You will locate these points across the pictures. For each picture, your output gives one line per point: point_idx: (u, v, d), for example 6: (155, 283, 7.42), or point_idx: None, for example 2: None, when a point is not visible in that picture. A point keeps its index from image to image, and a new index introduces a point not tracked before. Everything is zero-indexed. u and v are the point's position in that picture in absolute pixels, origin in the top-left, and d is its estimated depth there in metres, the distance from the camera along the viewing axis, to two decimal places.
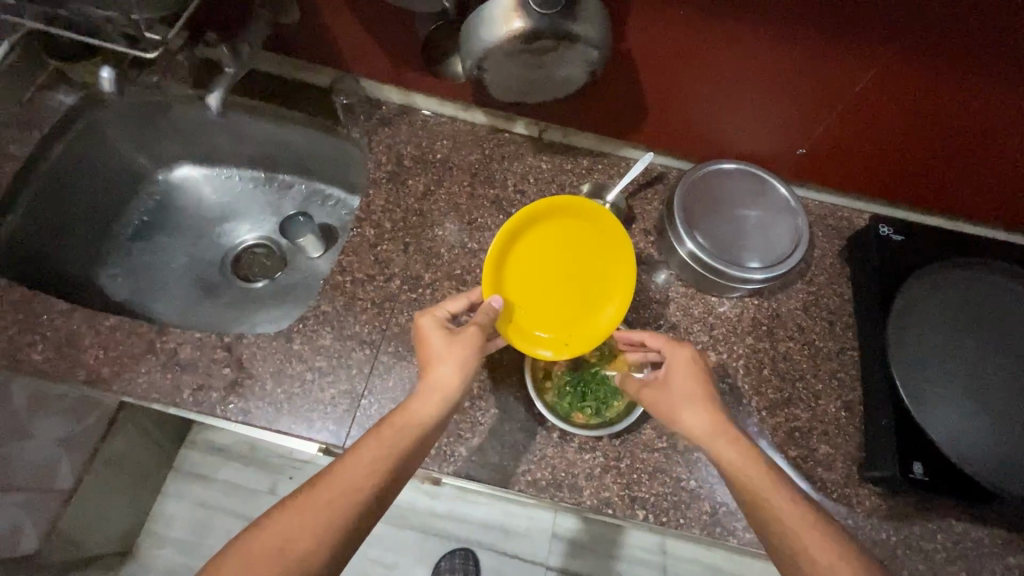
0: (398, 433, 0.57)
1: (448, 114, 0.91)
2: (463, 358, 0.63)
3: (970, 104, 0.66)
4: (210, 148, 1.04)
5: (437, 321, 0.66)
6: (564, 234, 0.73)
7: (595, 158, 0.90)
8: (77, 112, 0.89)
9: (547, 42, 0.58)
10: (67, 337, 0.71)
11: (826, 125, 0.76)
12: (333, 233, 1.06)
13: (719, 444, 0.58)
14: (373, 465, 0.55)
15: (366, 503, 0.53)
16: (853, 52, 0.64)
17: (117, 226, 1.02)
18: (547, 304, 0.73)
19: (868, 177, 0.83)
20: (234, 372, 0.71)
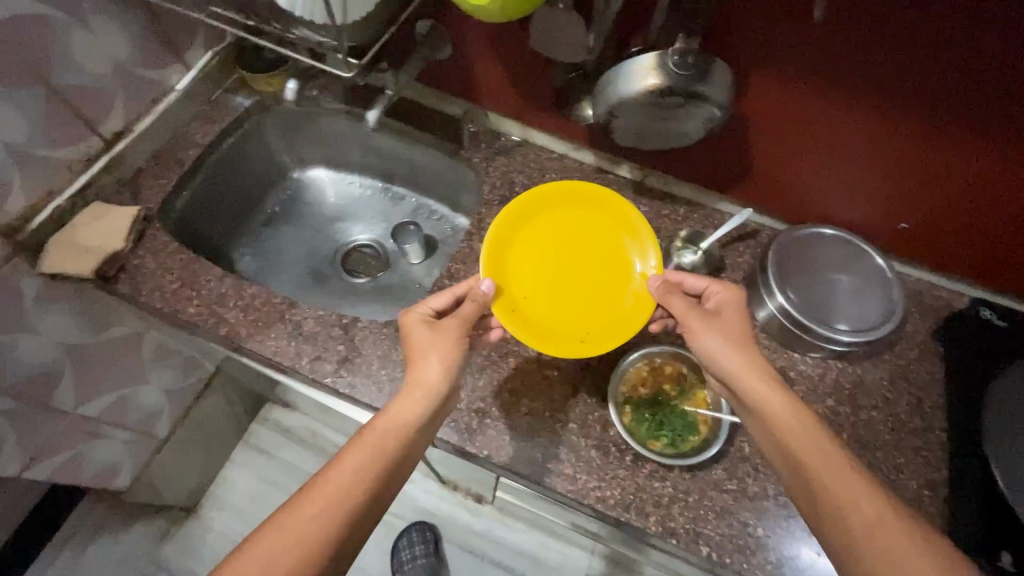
0: (377, 443, 0.64)
1: (559, 151, 1.00)
2: (445, 348, 0.70)
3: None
4: (344, 156, 1.19)
5: (420, 317, 0.73)
6: (540, 233, 0.80)
7: (691, 208, 0.95)
8: (248, 114, 1.05)
9: (677, 99, 0.65)
10: (216, 297, 0.83)
11: (938, 204, 0.77)
12: (433, 244, 1.17)
13: (759, 382, 0.66)
14: (362, 475, 0.62)
15: (357, 510, 0.60)
16: (967, 137, 0.67)
17: (254, 212, 1.17)
18: (542, 297, 0.78)
19: (978, 260, 0.82)
20: (347, 349, 0.80)
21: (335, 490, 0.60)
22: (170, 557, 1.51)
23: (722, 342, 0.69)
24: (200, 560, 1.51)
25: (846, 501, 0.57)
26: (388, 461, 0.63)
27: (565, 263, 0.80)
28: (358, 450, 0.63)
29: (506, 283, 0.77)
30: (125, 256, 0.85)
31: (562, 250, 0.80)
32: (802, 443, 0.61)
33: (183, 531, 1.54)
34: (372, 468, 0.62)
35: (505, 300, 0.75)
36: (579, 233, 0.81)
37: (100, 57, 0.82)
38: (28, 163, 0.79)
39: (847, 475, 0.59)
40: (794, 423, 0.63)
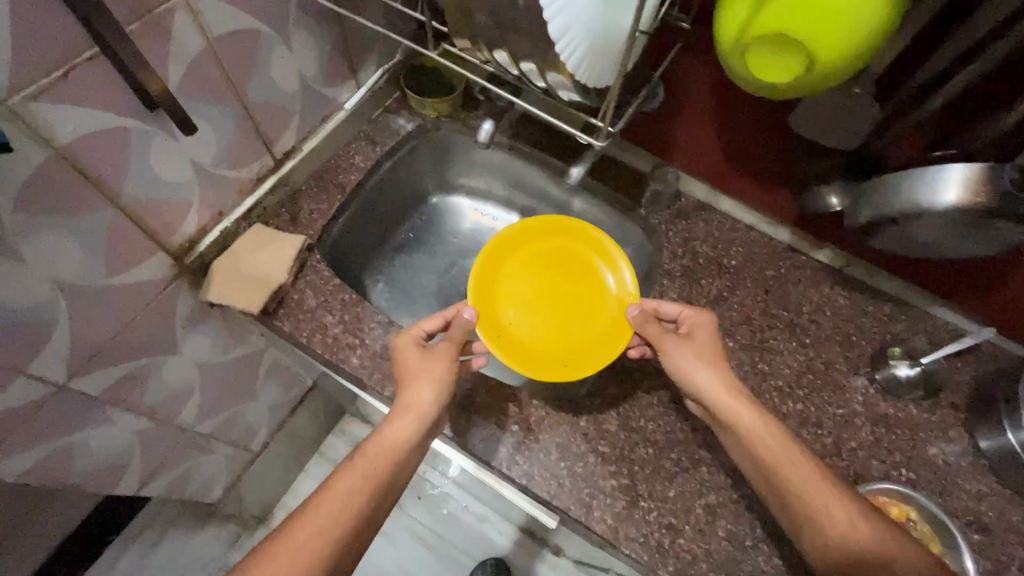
0: (366, 463, 0.65)
1: (749, 223, 0.89)
2: (439, 375, 0.70)
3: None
4: (493, 187, 1.12)
5: (413, 339, 0.72)
6: (520, 264, 0.89)
7: (897, 307, 0.84)
8: (411, 137, 0.97)
9: (1005, 222, 0.54)
10: (381, 349, 0.76)
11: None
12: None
13: (731, 401, 0.65)
14: (360, 493, 0.63)
15: (355, 529, 0.62)
16: None
17: (390, 235, 1.09)
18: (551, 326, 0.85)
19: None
20: (523, 431, 0.72)
21: (331, 514, 0.61)
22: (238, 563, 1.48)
23: (704, 365, 0.68)
24: None
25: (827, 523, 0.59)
26: (382, 477, 0.65)
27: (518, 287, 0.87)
28: (353, 468, 0.64)
29: (491, 314, 0.83)
30: (286, 289, 0.79)
31: (554, 287, 0.88)
32: (785, 468, 0.61)
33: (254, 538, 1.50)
34: (369, 484, 0.64)
35: (493, 327, 0.81)
36: (562, 260, 0.89)
37: (290, 74, 0.76)
38: (209, 184, 0.73)
39: (830, 499, 0.60)
40: (778, 449, 0.62)
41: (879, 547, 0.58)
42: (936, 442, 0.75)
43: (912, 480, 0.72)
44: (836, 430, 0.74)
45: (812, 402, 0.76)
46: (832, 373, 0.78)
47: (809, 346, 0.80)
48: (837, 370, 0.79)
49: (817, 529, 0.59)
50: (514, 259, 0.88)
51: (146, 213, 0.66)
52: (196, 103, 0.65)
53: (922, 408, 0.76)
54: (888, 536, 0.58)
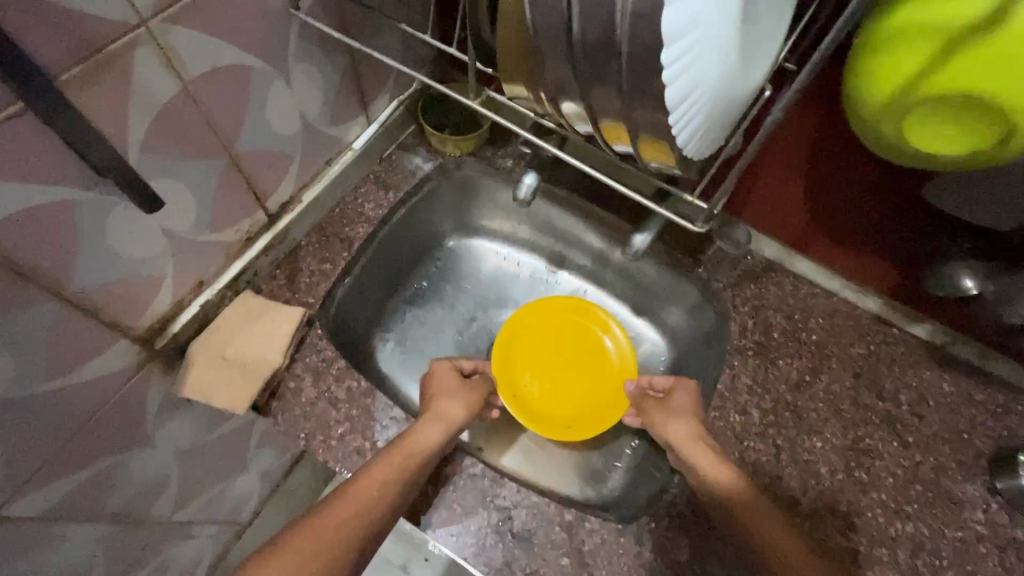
0: (386, 470, 0.59)
1: (831, 288, 0.75)
2: (472, 395, 0.72)
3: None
4: (519, 230, 0.97)
5: (449, 367, 0.76)
6: (523, 346, 0.88)
7: (1014, 395, 0.70)
8: (427, 178, 0.80)
9: None
10: (398, 461, 0.61)
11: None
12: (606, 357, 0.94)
13: (697, 454, 0.63)
14: (362, 502, 0.57)
15: (361, 543, 0.55)
16: None
17: (401, 286, 0.94)
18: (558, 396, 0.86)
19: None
20: (574, 565, 0.61)
21: (342, 516, 0.56)
22: None
23: (678, 419, 0.68)
24: None
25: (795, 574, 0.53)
26: (410, 479, 0.59)
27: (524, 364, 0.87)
28: (383, 466, 0.59)
29: (505, 380, 0.85)
30: (282, 374, 0.65)
31: (556, 362, 0.88)
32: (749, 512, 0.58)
33: None
34: (386, 496, 0.58)
35: (509, 387, 0.84)
36: (561, 335, 0.89)
37: (289, 116, 0.62)
38: (186, 253, 0.59)
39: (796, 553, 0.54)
40: (744, 494, 0.59)
41: None
42: None
43: None
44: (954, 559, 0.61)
45: (923, 521, 0.63)
46: (943, 484, 0.65)
47: (912, 447, 0.66)
48: (949, 478, 0.65)
49: None
50: (517, 343, 0.87)
51: (105, 301, 0.53)
52: (170, 165, 0.51)
53: None
54: None
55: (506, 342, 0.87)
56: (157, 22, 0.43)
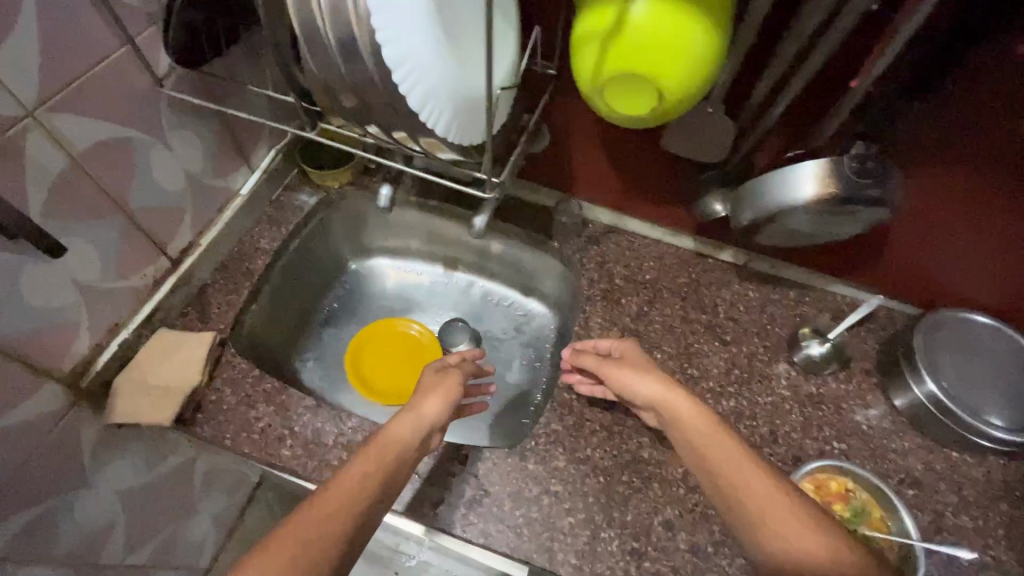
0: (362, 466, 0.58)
1: (656, 237, 0.95)
2: (444, 388, 0.71)
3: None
4: (409, 246, 1.12)
5: (431, 366, 0.77)
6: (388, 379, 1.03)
7: (801, 291, 0.90)
8: (314, 211, 0.96)
9: (856, 207, 0.60)
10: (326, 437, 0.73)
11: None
12: (493, 335, 1.11)
13: (668, 391, 0.65)
14: (348, 493, 0.55)
15: (349, 527, 0.53)
16: None
17: (315, 312, 1.07)
18: (408, 345, 1.07)
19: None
20: (473, 489, 0.70)
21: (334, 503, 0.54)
22: None
23: (637, 375, 0.68)
24: None
25: (785, 528, 0.53)
26: (394, 466, 0.60)
27: (404, 373, 1.03)
28: (364, 457, 0.59)
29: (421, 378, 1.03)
30: (203, 392, 0.75)
31: (391, 357, 1.05)
32: (720, 456, 0.58)
33: None
34: (370, 486, 0.56)
35: None
36: (379, 364, 1.04)
37: (174, 173, 0.75)
38: (96, 300, 0.70)
39: (782, 510, 0.54)
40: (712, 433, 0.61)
41: None
42: (858, 409, 0.79)
43: (846, 451, 0.76)
44: (769, 418, 0.78)
45: (743, 396, 0.80)
46: (756, 365, 0.82)
47: (730, 343, 0.85)
48: (759, 360, 0.83)
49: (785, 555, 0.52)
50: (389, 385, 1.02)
51: (30, 348, 0.63)
52: (66, 224, 0.62)
53: (841, 381, 0.82)
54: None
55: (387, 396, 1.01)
56: (41, 110, 0.56)
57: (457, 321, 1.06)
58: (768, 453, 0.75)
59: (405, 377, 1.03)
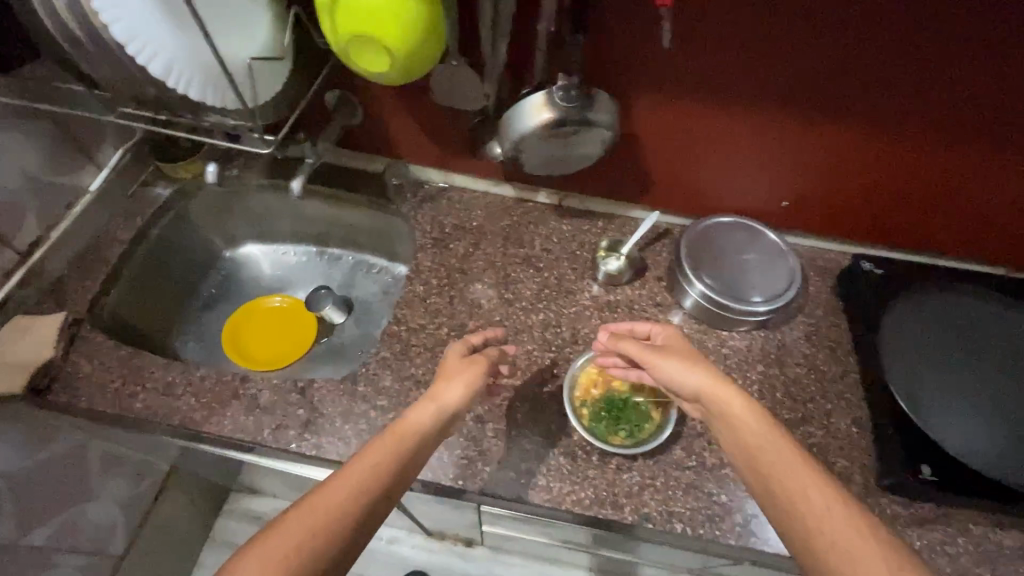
0: (378, 449, 0.58)
1: (481, 189, 1.07)
2: (469, 380, 0.70)
3: (956, 129, 0.76)
4: (276, 229, 1.22)
5: (460, 349, 0.76)
6: (273, 348, 1.12)
7: (609, 220, 1.03)
8: (169, 202, 1.06)
9: (570, 128, 0.73)
10: (176, 388, 0.82)
11: (820, 180, 0.89)
12: (364, 299, 1.22)
13: (716, 384, 0.66)
14: (356, 477, 0.54)
15: (358, 520, 0.52)
16: (853, 124, 0.79)
17: (191, 297, 1.15)
18: (279, 314, 1.16)
19: (872, 222, 0.93)
20: (308, 412, 0.81)
21: (354, 479, 0.54)
22: None
23: (671, 355, 0.70)
24: None
25: (816, 499, 0.53)
26: (409, 456, 0.59)
27: (286, 337, 1.14)
28: (380, 443, 0.59)
29: (304, 335, 1.14)
30: (60, 365, 0.83)
31: (267, 332, 1.14)
32: (769, 453, 0.58)
33: None
34: (383, 473, 0.56)
35: (308, 332, 1.15)
36: (260, 342, 1.12)
37: None
38: None
39: (818, 488, 0.54)
40: (752, 418, 0.62)
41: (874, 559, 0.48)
42: (647, 308, 0.94)
43: None
44: (571, 324, 0.92)
45: (550, 310, 0.93)
46: (563, 284, 0.96)
47: (542, 269, 0.98)
48: (567, 280, 0.97)
49: (810, 525, 0.51)
50: (277, 352, 1.12)
51: None
52: None
53: (634, 288, 0.96)
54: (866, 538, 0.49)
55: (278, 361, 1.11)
56: None
57: (320, 289, 1.17)
58: (568, 351, 0.89)
59: (279, 347, 1.12)
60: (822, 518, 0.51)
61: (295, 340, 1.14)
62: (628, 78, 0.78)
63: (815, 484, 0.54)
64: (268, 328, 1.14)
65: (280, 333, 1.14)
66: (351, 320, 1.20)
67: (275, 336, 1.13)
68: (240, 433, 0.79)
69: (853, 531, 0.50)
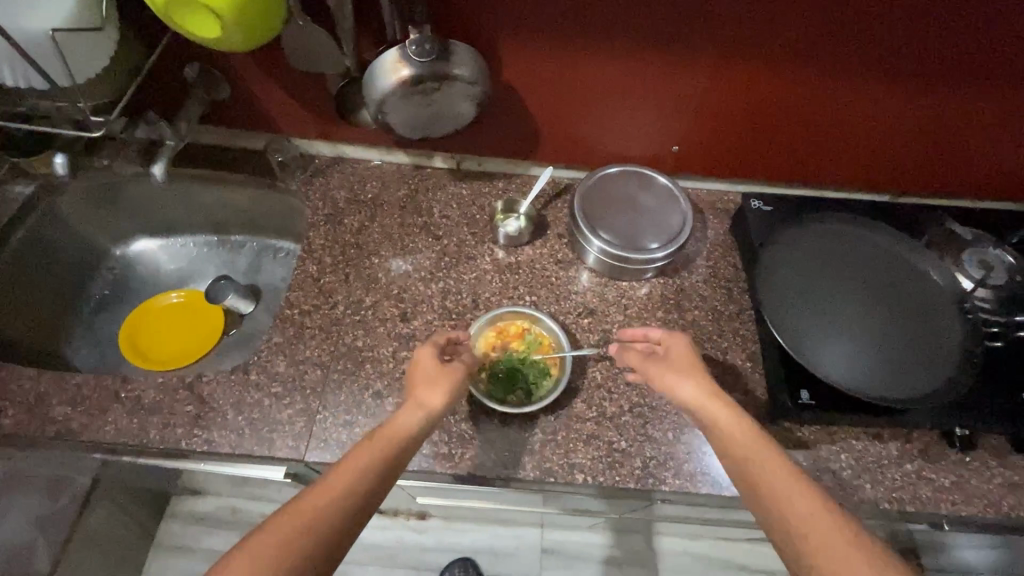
0: (361, 454, 0.60)
1: (375, 159, 1.03)
2: (450, 384, 0.70)
3: (830, 56, 0.76)
4: (168, 220, 1.14)
5: (434, 350, 0.74)
6: (180, 345, 1.07)
7: (508, 179, 1.01)
8: (36, 200, 0.99)
9: (430, 84, 0.69)
10: (50, 398, 0.77)
11: (716, 123, 0.89)
12: (272, 285, 1.16)
13: (706, 395, 0.68)
14: (342, 477, 0.57)
15: (345, 519, 0.54)
16: (744, 64, 0.79)
17: (80, 300, 1.09)
18: (181, 310, 1.11)
19: (764, 158, 0.95)
20: (197, 407, 0.77)
21: (337, 488, 0.56)
22: None
23: (663, 365, 0.73)
24: None
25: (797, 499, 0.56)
26: (395, 459, 0.61)
27: (192, 331, 1.09)
28: (367, 447, 0.61)
29: (212, 325, 1.10)
30: None
31: (171, 331, 1.08)
32: (756, 459, 0.60)
33: None
34: (368, 476, 0.58)
35: (216, 322, 1.10)
36: (165, 342, 1.07)
37: None
38: None
39: (803, 494, 0.56)
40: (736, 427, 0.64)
41: (857, 555, 0.50)
42: (549, 267, 0.93)
43: (537, 301, 0.89)
44: (472, 290, 0.90)
45: (450, 277, 0.91)
46: (463, 250, 0.94)
47: (442, 236, 0.95)
48: (468, 245, 0.94)
49: (788, 526, 0.54)
50: (185, 347, 1.07)
51: None
52: None
53: (535, 247, 0.95)
54: (857, 545, 0.51)
55: (185, 358, 1.05)
56: None
57: (221, 279, 1.10)
58: (468, 317, 0.87)
59: (184, 343, 1.07)
60: (808, 519, 0.54)
61: (202, 333, 1.09)
62: (490, 26, 0.75)
63: (800, 489, 0.57)
64: (171, 326, 1.09)
65: (185, 329, 1.09)
66: (259, 308, 1.14)
67: (180, 333, 1.08)
68: (124, 437, 0.75)
69: (836, 533, 0.52)
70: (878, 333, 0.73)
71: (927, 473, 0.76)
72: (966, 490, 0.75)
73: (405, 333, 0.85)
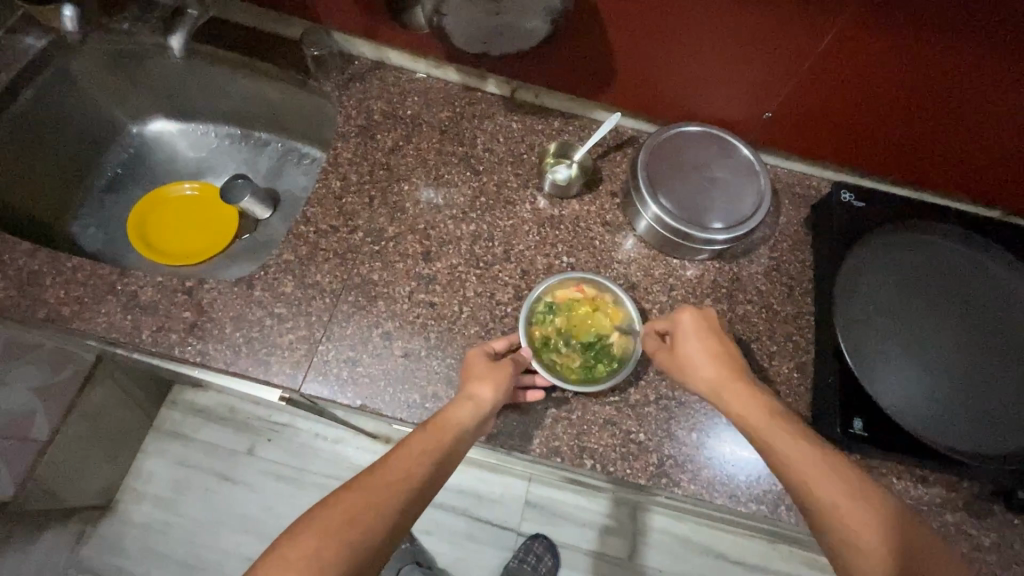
0: (423, 439, 0.57)
1: (421, 71, 0.91)
2: (499, 381, 0.65)
3: (985, 47, 0.61)
4: (187, 103, 1.05)
5: (482, 356, 0.68)
6: (188, 241, 1.01)
7: (566, 120, 0.89)
8: (47, 56, 0.89)
9: None
10: (45, 278, 0.72)
11: (810, 95, 0.76)
12: (292, 194, 1.07)
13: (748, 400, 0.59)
14: (410, 462, 0.54)
15: (405, 502, 0.51)
16: (854, 31, 0.65)
17: (91, 176, 1.03)
18: (192, 204, 1.04)
19: (868, 145, 0.81)
20: (195, 315, 0.72)
21: (389, 479, 0.52)
22: (91, 560, 1.38)
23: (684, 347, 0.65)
24: (127, 559, 1.38)
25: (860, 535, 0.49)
26: (451, 450, 0.57)
27: (203, 229, 1.02)
28: (424, 434, 0.58)
29: (224, 226, 1.02)
30: None
31: (180, 224, 1.02)
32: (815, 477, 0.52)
33: (101, 532, 1.40)
34: (428, 459, 0.55)
35: (229, 223, 1.03)
36: (173, 235, 1.00)
37: None
38: None
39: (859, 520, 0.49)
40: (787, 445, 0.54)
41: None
42: (594, 227, 0.83)
43: (573, 264, 0.80)
44: (505, 239, 0.81)
45: (483, 221, 0.81)
46: (503, 191, 0.84)
47: (481, 172, 0.85)
48: (508, 187, 0.84)
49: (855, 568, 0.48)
50: (194, 244, 1.00)
51: None
52: None
53: (583, 203, 0.84)
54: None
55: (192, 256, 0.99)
56: None
57: (236, 179, 1.00)
58: (497, 269, 0.78)
59: (197, 240, 1.01)
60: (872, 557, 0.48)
61: (214, 232, 1.02)
62: None
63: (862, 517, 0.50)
64: (181, 219, 1.02)
65: (195, 224, 1.02)
66: (276, 216, 1.06)
67: (190, 228, 1.02)
68: (115, 332, 0.70)
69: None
70: (955, 379, 0.67)
71: (967, 528, 0.68)
72: (1006, 553, 0.68)
73: (426, 274, 0.77)
